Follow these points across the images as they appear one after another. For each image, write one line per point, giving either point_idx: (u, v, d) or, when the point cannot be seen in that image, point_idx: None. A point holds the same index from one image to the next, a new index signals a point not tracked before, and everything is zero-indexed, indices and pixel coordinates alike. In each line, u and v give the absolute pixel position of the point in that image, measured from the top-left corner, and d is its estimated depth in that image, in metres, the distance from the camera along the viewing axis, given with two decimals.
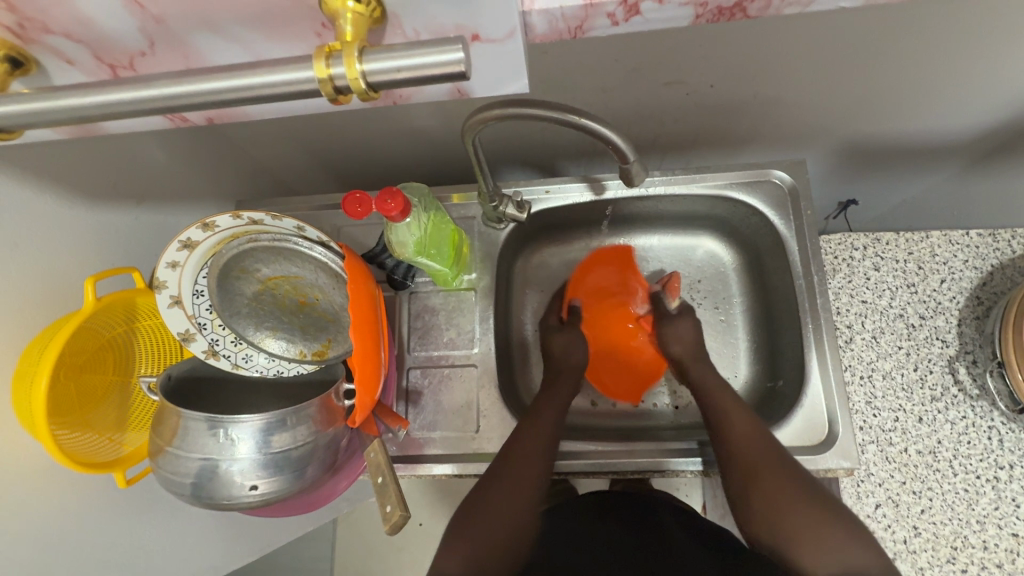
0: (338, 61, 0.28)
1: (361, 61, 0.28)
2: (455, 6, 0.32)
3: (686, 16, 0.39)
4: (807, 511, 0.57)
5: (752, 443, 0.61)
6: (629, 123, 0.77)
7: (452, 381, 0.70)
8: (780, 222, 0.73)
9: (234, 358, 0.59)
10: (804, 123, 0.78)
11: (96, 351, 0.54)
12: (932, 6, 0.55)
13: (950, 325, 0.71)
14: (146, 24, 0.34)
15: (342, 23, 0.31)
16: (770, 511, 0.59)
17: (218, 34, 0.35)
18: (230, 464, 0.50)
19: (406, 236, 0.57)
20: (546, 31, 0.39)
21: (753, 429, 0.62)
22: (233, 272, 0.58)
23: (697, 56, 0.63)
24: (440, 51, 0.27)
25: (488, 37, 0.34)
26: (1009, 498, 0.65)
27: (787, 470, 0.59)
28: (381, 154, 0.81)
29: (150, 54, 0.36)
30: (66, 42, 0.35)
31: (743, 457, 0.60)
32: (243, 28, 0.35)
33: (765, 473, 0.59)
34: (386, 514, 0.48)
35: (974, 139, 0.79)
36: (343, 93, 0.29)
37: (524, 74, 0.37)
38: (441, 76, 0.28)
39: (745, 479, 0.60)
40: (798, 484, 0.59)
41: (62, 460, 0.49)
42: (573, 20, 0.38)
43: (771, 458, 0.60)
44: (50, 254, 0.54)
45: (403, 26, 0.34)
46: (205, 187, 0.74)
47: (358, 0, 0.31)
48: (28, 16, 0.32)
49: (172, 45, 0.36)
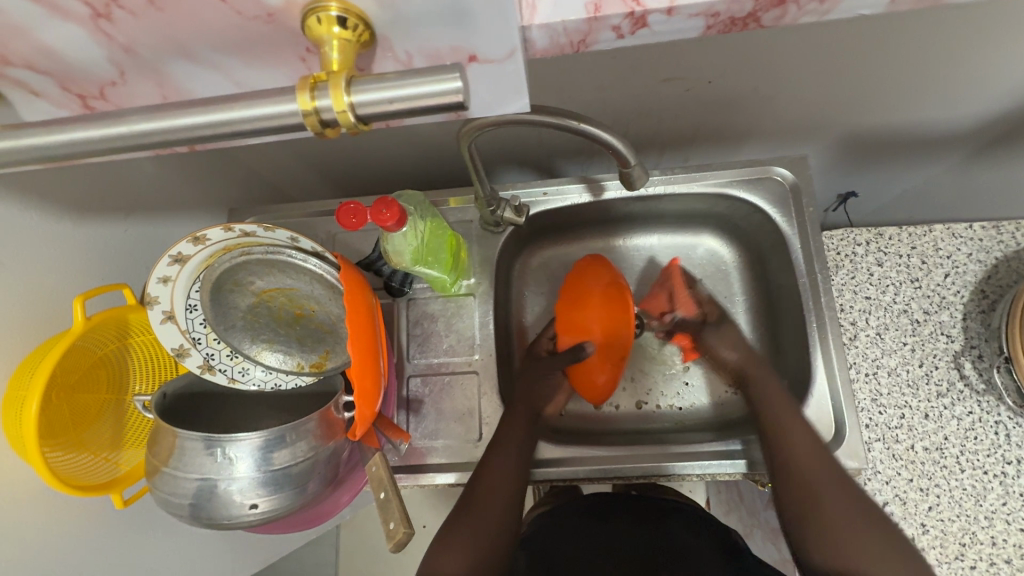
0: (324, 92, 0.27)
1: (348, 91, 0.27)
2: (451, 24, 0.30)
3: (694, 28, 0.37)
4: (865, 534, 0.53)
5: (810, 461, 0.59)
6: (626, 121, 0.76)
7: (453, 389, 0.69)
8: (782, 219, 0.72)
9: (231, 372, 0.58)
10: (804, 118, 0.76)
11: (89, 370, 0.52)
12: None
13: (955, 320, 0.70)
14: (115, 53, 0.32)
15: (327, 51, 0.30)
16: (826, 528, 0.55)
17: (194, 63, 0.34)
18: (228, 483, 0.49)
19: (403, 244, 0.57)
20: (547, 46, 0.38)
21: (814, 447, 0.60)
22: (226, 286, 0.57)
23: (695, 52, 0.62)
24: (437, 81, 0.26)
25: (487, 58, 0.32)
26: (1017, 492, 0.65)
27: (845, 488, 0.57)
28: (374, 158, 0.79)
29: (121, 83, 0.35)
30: (31, 74, 0.34)
31: (798, 470, 0.58)
32: (221, 53, 0.33)
33: (822, 491, 0.57)
34: (389, 531, 0.47)
35: (976, 128, 0.78)
36: (331, 126, 0.28)
37: (525, 91, 0.34)
38: (440, 106, 0.27)
39: (799, 493, 0.58)
40: (860, 505, 0.55)
41: (55, 483, 0.48)
42: (575, 34, 0.37)
43: (831, 475, 0.58)
44: (37, 275, 0.53)
45: (394, 49, 0.32)
46: (194, 198, 0.72)
47: (345, 26, 0.29)
48: None
49: (144, 74, 0.35)
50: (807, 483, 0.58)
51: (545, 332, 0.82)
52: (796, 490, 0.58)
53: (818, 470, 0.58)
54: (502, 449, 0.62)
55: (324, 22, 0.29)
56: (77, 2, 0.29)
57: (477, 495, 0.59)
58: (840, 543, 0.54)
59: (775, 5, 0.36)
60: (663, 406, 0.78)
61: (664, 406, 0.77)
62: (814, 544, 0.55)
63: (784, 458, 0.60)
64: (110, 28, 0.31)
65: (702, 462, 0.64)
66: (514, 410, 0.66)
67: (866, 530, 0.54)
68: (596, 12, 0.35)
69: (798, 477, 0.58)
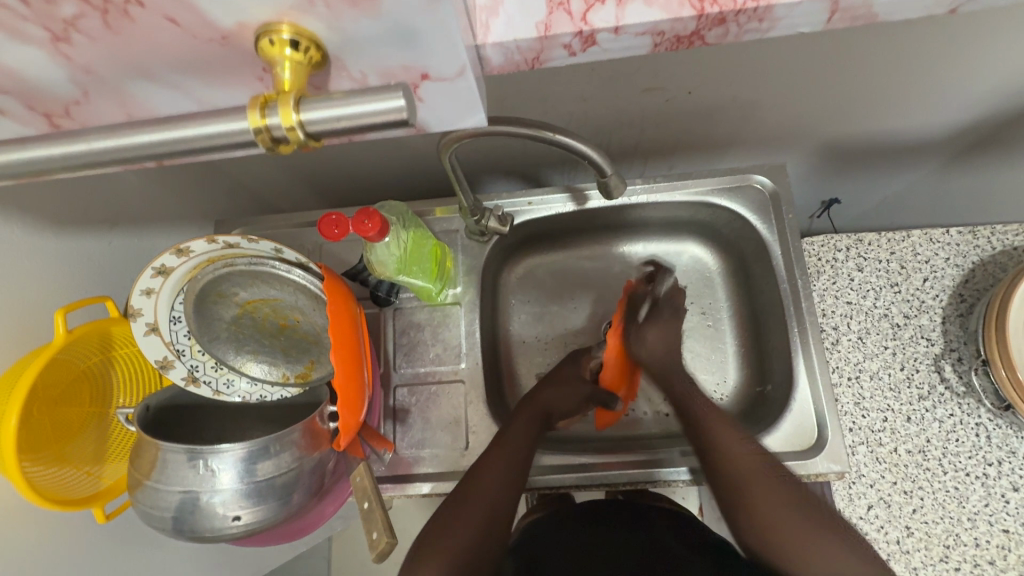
0: (273, 112, 0.27)
1: (297, 110, 0.27)
2: (401, 47, 0.31)
3: (643, 45, 0.38)
4: (808, 530, 0.52)
5: (742, 453, 0.58)
6: (609, 131, 0.77)
7: (440, 398, 0.69)
8: (763, 226, 0.73)
9: (215, 384, 0.58)
10: (783, 127, 0.78)
11: (71, 384, 0.52)
12: None
13: (935, 323, 0.71)
14: (75, 75, 0.33)
15: (279, 71, 0.30)
16: (767, 526, 0.53)
17: (152, 82, 0.34)
18: (211, 495, 0.49)
19: (387, 255, 0.57)
20: (503, 64, 0.38)
21: (740, 439, 0.60)
22: (210, 297, 0.57)
23: (672, 64, 0.63)
24: (380, 100, 0.27)
25: (439, 76, 0.33)
26: (999, 494, 0.65)
27: (779, 480, 0.56)
28: (361, 169, 0.80)
29: (84, 102, 0.36)
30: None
31: (735, 464, 0.57)
32: (179, 74, 0.34)
33: (756, 487, 0.55)
34: (372, 541, 0.47)
35: (951, 136, 0.80)
36: (283, 143, 0.29)
37: (479, 109, 0.36)
38: (384, 123, 0.27)
39: (737, 491, 0.56)
40: (800, 500, 0.55)
41: (36, 499, 0.48)
42: (528, 53, 0.38)
43: (760, 465, 0.57)
44: (19, 290, 0.53)
45: (348, 69, 0.33)
46: (180, 210, 0.72)
47: (295, 48, 0.30)
48: None
49: (106, 93, 0.35)
50: (742, 480, 0.56)
51: (532, 340, 0.82)
52: (733, 489, 0.56)
53: (757, 469, 0.57)
54: (506, 440, 0.62)
55: (276, 44, 0.30)
56: (35, 26, 0.29)
57: (473, 489, 0.57)
58: (784, 544, 0.52)
59: (716, 24, 0.37)
60: (650, 412, 0.78)
61: (652, 412, 0.78)
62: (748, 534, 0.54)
63: (717, 455, 0.59)
64: (68, 51, 0.31)
65: (687, 468, 0.64)
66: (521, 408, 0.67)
67: (807, 525, 0.53)
68: (546, 31, 0.36)
69: (735, 473, 0.57)
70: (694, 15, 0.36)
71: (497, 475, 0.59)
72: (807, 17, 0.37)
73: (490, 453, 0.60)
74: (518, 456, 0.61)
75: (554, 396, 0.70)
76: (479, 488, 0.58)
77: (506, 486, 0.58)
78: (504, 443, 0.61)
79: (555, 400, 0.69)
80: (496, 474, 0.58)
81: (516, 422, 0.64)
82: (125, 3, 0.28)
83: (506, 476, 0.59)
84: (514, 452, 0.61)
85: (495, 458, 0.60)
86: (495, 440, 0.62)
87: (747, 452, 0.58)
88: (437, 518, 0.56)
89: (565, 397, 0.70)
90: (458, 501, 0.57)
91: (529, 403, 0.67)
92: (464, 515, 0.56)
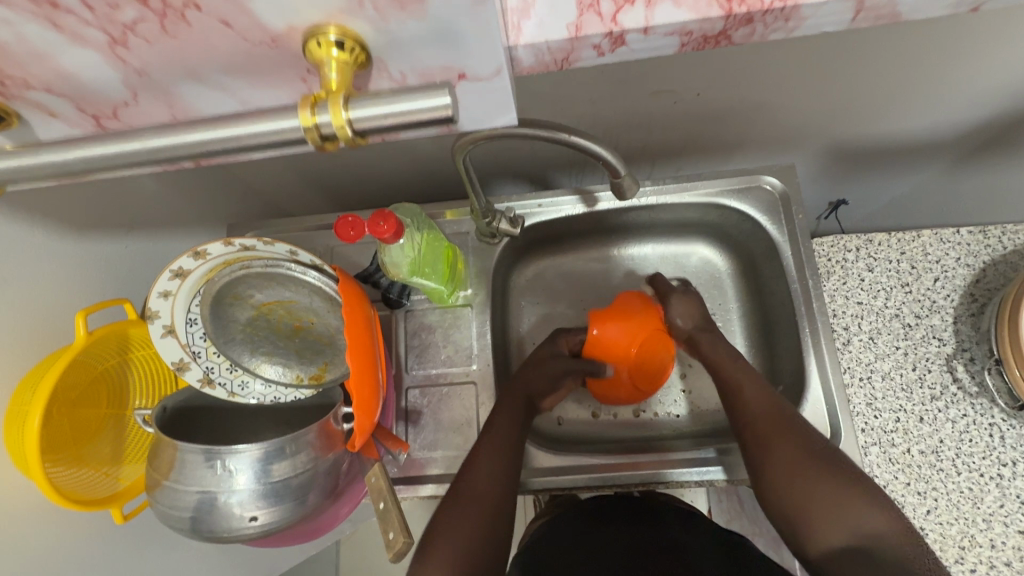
0: (324, 109, 0.28)
1: (347, 108, 0.28)
2: (444, 46, 0.31)
3: (670, 45, 0.39)
4: (821, 478, 0.54)
5: (764, 405, 0.61)
6: (618, 134, 0.77)
7: (452, 400, 0.69)
8: (773, 227, 0.73)
9: (230, 386, 0.58)
10: (791, 128, 0.78)
11: (89, 385, 0.53)
12: None
13: (946, 323, 0.71)
14: (128, 77, 0.34)
15: (327, 71, 0.31)
16: (783, 474, 0.56)
17: (202, 83, 0.35)
18: (228, 496, 0.49)
19: (401, 257, 0.57)
20: (533, 64, 0.39)
21: (766, 394, 0.63)
22: (226, 300, 0.57)
23: (681, 66, 0.63)
24: (429, 95, 0.27)
25: (475, 75, 0.34)
26: (1014, 494, 0.65)
27: (796, 432, 0.58)
28: (371, 172, 0.81)
29: (133, 104, 0.36)
30: (48, 96, 0.35)
31: (755, 415, 0.61)
32: (232, 77, 0.34)
33: (776, 435, 0.58)
34: (389, 541, 0.47)
35: (959, 136, 0.80)
36: (330, 140, 0.29)
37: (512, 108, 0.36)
38: (433, 120, 0.28)
39: (758, 438, 0.59)
40: (818, 451, 0.56)
41: (57, 499, 0.49)
42: (558, 53, 0.38)
43: (779, 416, 0.60)
44: (40, 292, 0.53)
45: (389, 69, 0.34)
46: (194, 214, 0.73)
47: (342, 48, 0.31)
48: (8, 73, 0.32)
49: (157, 95, 0.36)
50: (762, 429, 0.59)
51: (542, 342, 0.82)
52: (753, 437, 0.60)
53: (776, 420, 0.59)
54: (494, 430, 0.62)
55: (323, 45, 0.30)
56: (97, 29, 0.30)
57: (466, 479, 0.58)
58: (798, 490, 0.54)
59: (744, 23, 0.37)
60: (662, 413, 0.78)
61: (662, 413, 0.78)
62: (769, 482, 0.56)
63: (743, 407, 0.62)
64: (124, 54, 0.32)
65: (699, 469, 0.64)
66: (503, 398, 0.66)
67: (820, 473, 0.54)
68: (577, 32, 0.36)
69: (756, 424, 0.60)
70: (722, 15, 0.36)
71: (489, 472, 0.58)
72: (829, 17, 0.37)
73: (478, 450, 0.60)
74: (506, 450, 0.60)
75: (531, 382, 0.69)
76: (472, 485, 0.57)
77: (504, 478, 0.58)
78: (489, 437, 0.61)
79: (534, 382, 0.69)
80: (489, 470, 0.58)
81: (500, 413, 0.64)
82: (184, 7, 0.29)
83: (499, 471, 0.58)
84: (502, 446, 0.60)
85: (484, 454, 0.59)
86: (482, 435, 0.61)
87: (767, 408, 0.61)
88: (437, 519, 0.56)
89: (543, 377, 0.71)
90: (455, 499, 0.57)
91: (510, 393, 0.67)
92: (464, 514, 0.55)
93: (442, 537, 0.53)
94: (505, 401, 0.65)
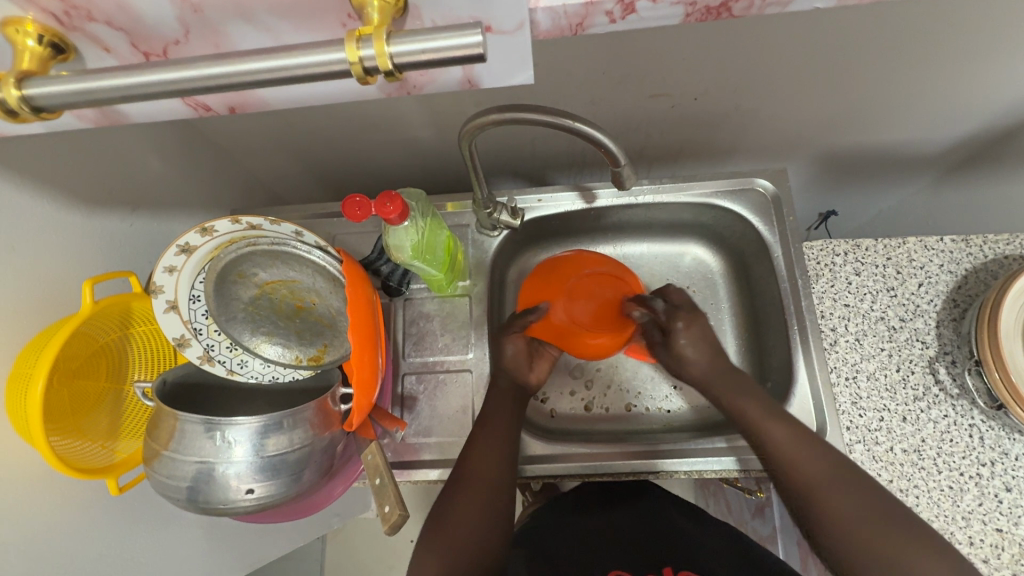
0: (368, 43, 0.28)
1: (389, 43, 0.28)
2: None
3: (674, 15, 0.38)
4: (880, 528, 0.52)
5: (808, 461, 0.57)
6: (617, 134, 0.79)
7: (447, 387, 0.70)
8: (765, 228, 0.76)
9: (229, 364, 0.59)
10: (784, 136, 0.81)
11: (91, 357, 0.53)
12: (916, 14, 0.57)
13: (929, 327, 0.72)
14: (183, 13, 0.33)
15: (369, 11, 0.31)
16: (834, 525, 0.53)
17: (248, 23, 0.34)
18: (227, 467, 0.50)
19: (404, 238, 0.59)
20: (550, 28, 0.38)
21: (804, 446, 0.58)
22: (230, 277, 0.59)
23: (680, 70, 0.65)
24: (459, 35, 0.28)
25: (499, 29, 0.34)
26: (992, 493, 0.66)
27: (853, 485, 0.55)
28: (376, 162, 0.83)
29: (183, 42, 0.36)
30: (106, 30, 0.34)
31: (797, 472, 0.56)
32: (275, 17, 0.34)
33: (831, 493, 0.54)
34: (385, 514, 0.48)
35: (944, 150, 0.84)
36: (372, 74, 0.30)
37: (530, 67, 0.36)
38: (460, 59, 0.29)
39: (803, 497, 0.56)
40: (866, 492, 0.54)
41: (58, 466, 0.49)
42: (574, 17, 0.38)
43: (830, 473, 0.56)
44: (47, 260, 0.54)
45: (422, 17, 0.34)
46: (198, 196, 0.74)
47: None
48: (74, 3, 0.32)
49: (204, 34, 0.35)
50: (812, 481, 0.55)
51: None
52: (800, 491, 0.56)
53: (828, 479, 0.55)
54: (486, 420, 0.63)
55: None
56: None
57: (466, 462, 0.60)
58: (859, 546, 0.51)
59: None
60: (651, 408, 0.79)
61: (653, 407, 0.79)
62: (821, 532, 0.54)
63: (785, 465, 0.57)
64: None
65: (689, 460, 0.65)
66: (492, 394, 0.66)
67: (885, 529, 0.52)
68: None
69: (803, 485, 0.56)
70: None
71: (488, 459, 0.60)
72: None
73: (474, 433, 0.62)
74: (501, 441, 0.62)
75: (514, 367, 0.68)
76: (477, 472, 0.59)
77: (499, 466, 0.60)
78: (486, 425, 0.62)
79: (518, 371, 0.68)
80: (485, 455, 0.60)
81: (491, 400, 0.65)
82: None
83: (495, 457, 0.60)
84: (497, 430, 0.62)
85: (480, 438, 0.61)
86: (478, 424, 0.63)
87: (819, 463, 0.56)
88: (443, 503, 0.58)
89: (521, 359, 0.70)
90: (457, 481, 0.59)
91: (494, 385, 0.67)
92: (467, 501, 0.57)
93: (444, 530, 0.55)
94: (494, 392, 0.66)
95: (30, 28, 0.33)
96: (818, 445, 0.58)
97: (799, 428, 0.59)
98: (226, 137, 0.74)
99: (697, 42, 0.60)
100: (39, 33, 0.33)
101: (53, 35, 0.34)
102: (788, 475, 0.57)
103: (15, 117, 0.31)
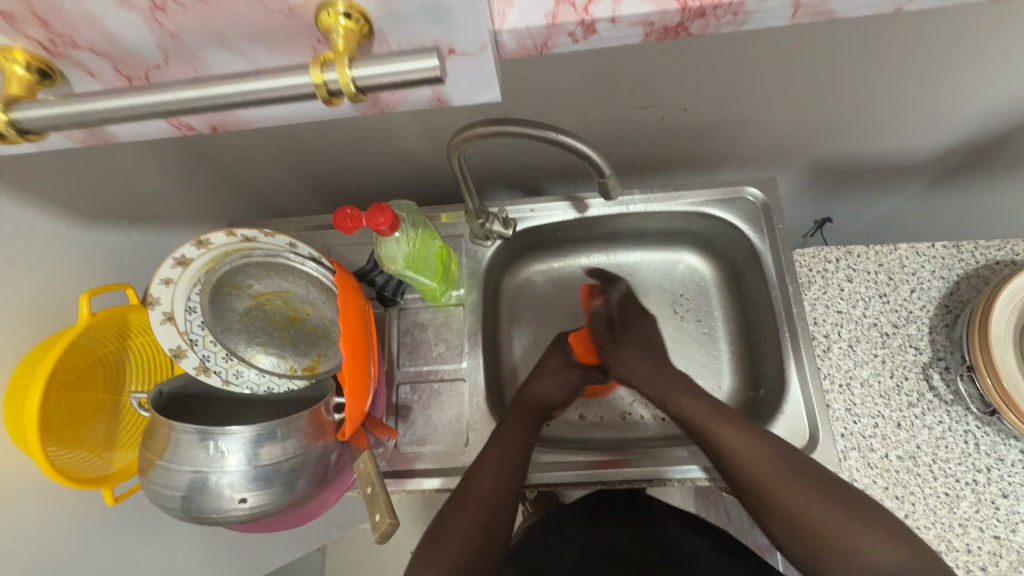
0: (331, 68, 0.29)
1: (352, 68, 0.29)
2: (434, 23, 0.33)
3: (635, 35, 0.39)
4: (824, 515, 0.55)
5: (751, 453, 0.60)
6: (608, 145, 0.81)
7: (442, 397, 0.71)
8: (755, 236, 0.77)
9: (225, 375, 0.59)
10: (773, 146, 0.82)
11: (88, 367, 0.54)
12: (891, 25, 0.58)
13: (922, 333, 0.72)
14: (163, 40, 0.35)
15: (335, 38, 0.32)
16: (787, 519, 0.57)
17: (226, 49, 0.36)
18: (220, 476, 0.50)
19: (396, 250, 0.60)
20: (516, 48, 0.40)
21: (750, 440, 0.61)
22: (225, 289, 0.60)
23: (665, 81, 0.67)
24: (419, 59, 0.29)
25: (461, 52, 0.35)
26: (989, 500, 0.65)
27: (795, 472, 0.58)
28: (372, 174, 0.84)
29: (164, 67, 0.37)
30: (91, 57, 0.36)
31: (743, 468, 0.59)
32: (251, 42, 0.35)
33: (773, 483, 0.58)
34: (375, 523, 0.48)
35: (933, 157, 0.84)
36: (337, 96, 0.31)
37: (496, 85, 0.38)
38: (419, 81, 0.30)
39: (754, 499, 0.59)
40: (807, 480, 0.57)
41: (56, 477, 0.50)
42: (539, 38, 0.39)
43: (772, 460, 0.59)
44: (46, 274, 0.55)
45: (388, 41, 0.35)
46: (197, 209, 0.76)
47: (349, 17, 0.32)
48: (60, 32, 0.33)
49: (184, 58, 0.36)
50: (759, 482, 0.58)
51: (530, 346, 0.84)
52: (749, 490, 0.59)
53: (769, 466, 0.59)
54: (497, 442, 0.63)
55: (332, 14, 0.32)
56: None
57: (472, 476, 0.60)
58: (811, 538, 0.55)
59: (698, 16, 0.37)
60: (647, 416, 0.79)
61: (648, 416, 0.79)
62: (774, 519, 0.58)
63: (731, 461, 0.60)
64: (162, 19, 0.33)
65: (682, 468, 0.65)
66: (512, 412, 0.67)
67: (830, 511, 0.55)
68: (555, 18, 0.37)
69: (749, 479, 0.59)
70: (679, 7, 0.36)
71: (492, 473, 0.60)
72: (772, 13, 0.38)
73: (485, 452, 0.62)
74: (514, 460, 0.62)
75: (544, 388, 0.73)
76: (479, 490, 0.59)
77: (504, 486, 0.60)
78: (498, 445, 0.62)
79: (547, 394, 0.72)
80: (493, 471, 0.60)
81: (509, 422, 0.65)
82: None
83: (503, 476, 0.60)
84: (511, 450, 0.63)
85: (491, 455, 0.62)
86: (491, 441, 0.63)
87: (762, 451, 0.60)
88: (442, 516, 0.59)
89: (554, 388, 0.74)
90: (464, 488, 0.60)
91: (522, 403, 0.69)
92: (464, 517, 0.58)
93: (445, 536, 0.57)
94: (516, 411, 0.67)
95: (17, 56, 0.34)
96: (762, 437, 0.61)
97: (745, 425, 0.62)
98: (224, 152, 0.75)
99: (679, 55, 0.62)
100: (27, 60, 0.34)
101: (41, 61, 0.35)
102: (734, 473, 0.60)
103: (4, 140, 0.33)
